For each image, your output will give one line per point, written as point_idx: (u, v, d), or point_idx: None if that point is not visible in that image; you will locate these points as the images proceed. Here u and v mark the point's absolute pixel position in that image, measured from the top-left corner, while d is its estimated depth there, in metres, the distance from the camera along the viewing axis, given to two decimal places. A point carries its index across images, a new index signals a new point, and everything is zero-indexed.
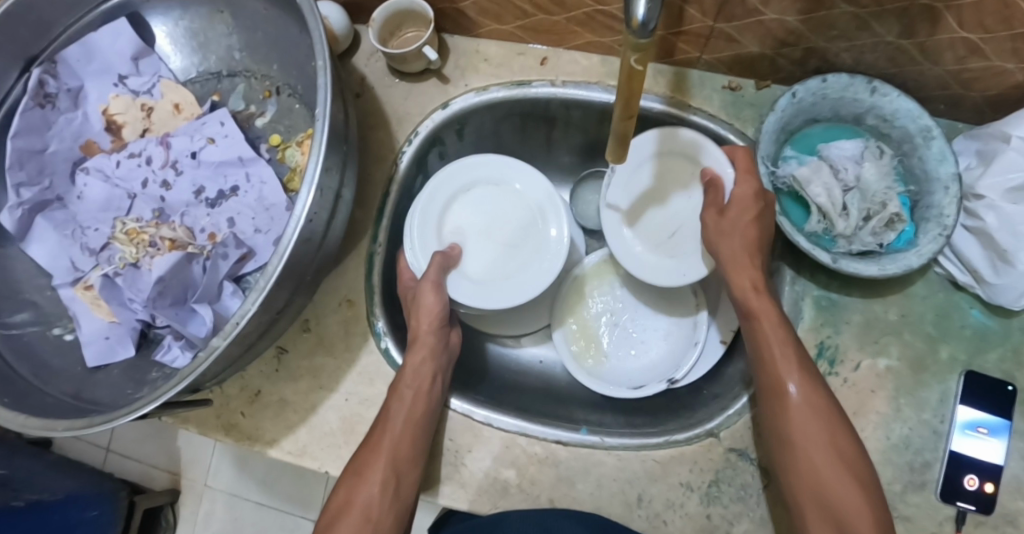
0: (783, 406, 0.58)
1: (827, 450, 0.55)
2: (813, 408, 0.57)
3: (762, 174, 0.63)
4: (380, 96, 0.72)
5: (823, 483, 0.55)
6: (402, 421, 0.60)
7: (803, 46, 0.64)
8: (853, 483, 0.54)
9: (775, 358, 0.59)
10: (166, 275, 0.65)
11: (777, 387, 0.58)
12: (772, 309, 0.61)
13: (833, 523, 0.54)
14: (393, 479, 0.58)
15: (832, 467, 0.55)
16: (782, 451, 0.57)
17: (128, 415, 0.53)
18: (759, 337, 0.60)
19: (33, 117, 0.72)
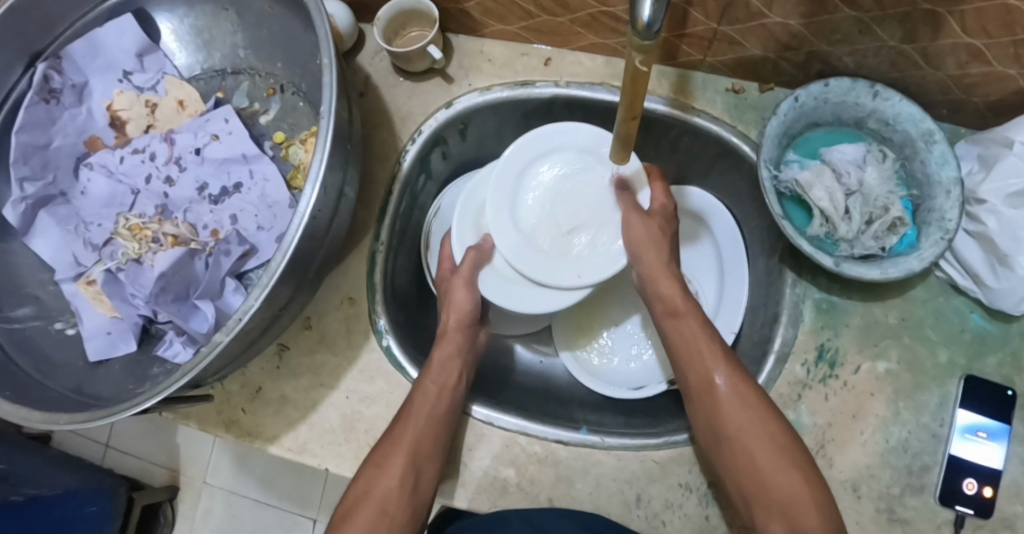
0: (712, 402, 0.59)
1: (760, 434, 0.57)
2: (742, 401, 0.58)
3: (764, 177, 0.63)
4: (384, 95, 0.73)
5: (759, 467, 0.56)
6: (427, 415, 0.61)
7: (805, 50, 0.65)
8: (790, 465, 0.56)
9: (703, 356, 0.61)
10: (168, 270, 0.65)
11: (705, 384, 0.60)
12: (687, 316, 0.63)
13: (779, 513, 0.54)
14: (412, 473, 0.59)
15: (763, 451, 0.56)
16: (720, 447, 0.59)
17: (129, 409, 0.53)
18: (679, 341, 0.63)
19: (37, 112, 0.73)
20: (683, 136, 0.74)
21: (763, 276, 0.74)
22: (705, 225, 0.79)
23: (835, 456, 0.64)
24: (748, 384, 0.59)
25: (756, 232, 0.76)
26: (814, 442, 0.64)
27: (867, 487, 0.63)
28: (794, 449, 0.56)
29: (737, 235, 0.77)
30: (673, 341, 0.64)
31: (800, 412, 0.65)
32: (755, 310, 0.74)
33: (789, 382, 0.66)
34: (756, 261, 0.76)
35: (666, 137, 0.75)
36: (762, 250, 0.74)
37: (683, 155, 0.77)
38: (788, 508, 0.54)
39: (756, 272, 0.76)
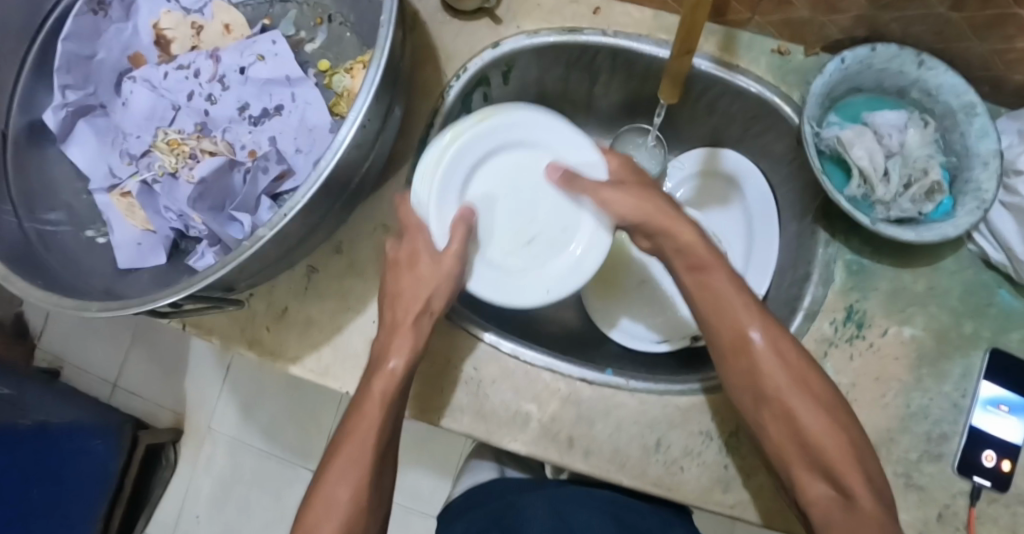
0: (752, 354, 0.58)
1: (800, 388, 0.57)
2: (779, 353, 0.57)
3: (806, 133, 0.64)
4: (431, 32, 0.73)
5: (802, 424, 0.56)
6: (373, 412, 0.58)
7: (854, 13, 0.65)
8: (830, 420, 0.56)
9: (736, 311, 0.59)
10: (208, 177, 0.65)
11: (741, 340, 0.58)
12: (711, 274, 0.60)
13: (823, 470, 0.55)
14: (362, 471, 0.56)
15: (806, 405, 0.56)
16: (763, 399, 0.57)
17: (160, 300, 0.53)
18: (710, 293, 0.60)
19: (85, 23, 0.73)
20: (724, 95, 0.74)
21: (795, 239, 0.74)
22: (735, 188, 0.81)
23: (857, 417, 0.64)
24: (783, 339, 0.58)
25: (788, 197, 0.76)
26: None
27: (886, 450, 0.63)
28: (830, 397, 0.57)
29: (767, 199, 0.78)
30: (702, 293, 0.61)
31: (824, 370, 0.65)
32: (783, 273, 0.74)
33: (815, 339, 0.66)
34: (786, 227, 0.76)
35: (706, 96, 0.76)
36: (794, 215, 0.75)
37: (721, 116, 0.78)
38: (832, 465, 0.55)
39: (787, 236, 0.76)
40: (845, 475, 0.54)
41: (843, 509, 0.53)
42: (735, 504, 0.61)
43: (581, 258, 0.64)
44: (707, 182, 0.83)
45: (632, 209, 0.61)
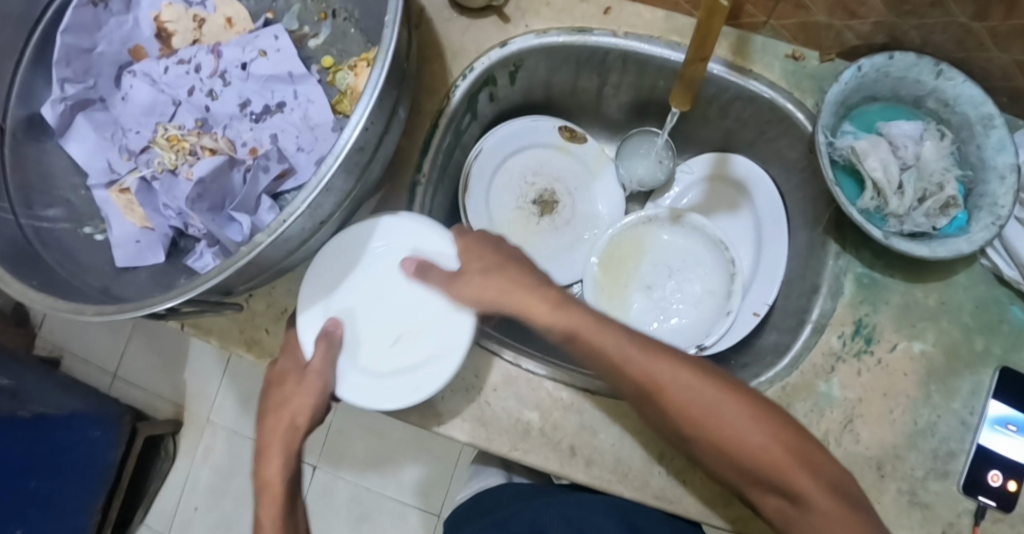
0: (662, 393, 0.55)
1: (728, 413, 0.55)
2: (687, 390, 0.55)
3: (819, 143, 0.62)
4: (438, 28, 0.71)
5: (744, 450, 0.54)
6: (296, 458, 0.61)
7: (873, 20, 0.64)
8: (772, 434, 0.54)
9: (626, 358, 0.57)
10: (207, 177, 0.64)
11: (648, 388, 0.56)
12: (587, 331, 0.58)
13: (778, 488, 0.54)
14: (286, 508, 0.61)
15: (739, 427, 0.54)
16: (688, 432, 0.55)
17: (159, 303, 0.51)
18: (597, 340, 0.58)
19: (85, 15, 0.71)
20: (737, 100, 0.73)
21: (804, 249, 0.72)
22: (745, 194, 0.80)
23: (863, 432, 0.63)
24: (684, 372, 0.56)
25: (798, 205, 0.75)
26: (843, 416, 0.63)
27: (891, 467, 0.63)
28: (755, 403, 0.55)
29: (776, 206, 0.77)
30: (592, 346, 0.58)
31: (831, 385, 0.64)
32: (790, 283, 0.73)
33: (823, 353, 0.64)
34: (795, 236, 0.75)
35: (718, 99, 0.74)
36: (804, 224, 0.73)
37: (733, 120, 0.76)
38: (787, 480, 0.53)
39: (795, 245, 0.75)
40: (802, 489, 0.52)
41: (799, 513, 0.53)
42: (738, 519, 0.61)
43: (448, 343, 0.59)
44: (716, 187, 0.82)
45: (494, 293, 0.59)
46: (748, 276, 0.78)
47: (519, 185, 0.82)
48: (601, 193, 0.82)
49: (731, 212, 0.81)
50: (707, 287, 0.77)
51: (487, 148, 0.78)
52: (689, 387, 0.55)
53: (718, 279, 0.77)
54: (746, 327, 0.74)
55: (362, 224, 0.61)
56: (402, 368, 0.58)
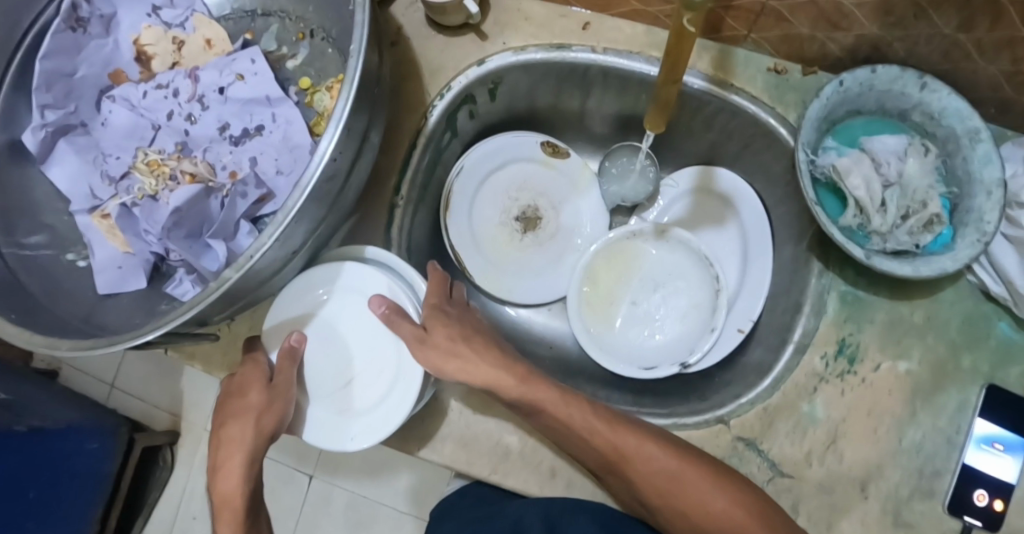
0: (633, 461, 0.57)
1: (689, 480, 0.56)
2: (650, 459, 0.57)
3: (800, 161, 0.61)
4: (415, 47, 0.71)
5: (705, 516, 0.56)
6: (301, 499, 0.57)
7: (856, 32, 0.62)
8: (730, 498, 0.55)
9: (595, 432, 0.58)
10: (183, 206, 0.64)
11: (613, 460, 0.57)
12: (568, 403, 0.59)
13: None
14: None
15: (701, 493, 0.55)
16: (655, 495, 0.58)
17: (134, 340, 0.52)
18: (569, 419, 0.58)
19: (64, 40, 0.71)
20: (720, 114, 0.72)
21: (789, 264, 0.71)
22: (730, 208, 0.78)
23: (847, 452, 0.62)
24: (652, 440, 0.58)
25: (783, 220, 0.74)
26: (826, 436, 0.62)
27: (876, 487, 0.62)
28: (720, 469, 0.56)
29: (761, 218, 0.75)
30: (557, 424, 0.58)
31: (814, 405, 0.63)
32: (775, 299, 0.72)
33: (806, 373, 0.64)
34: (781, 250, 0.74)
35: (702, 113, 0.73)
36: (789, 238, 0.72)
37: (717, 133, 0.75)
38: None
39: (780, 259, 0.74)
40: None
41: None
42: None
43: (397, 388, 0.58)
44: (702, 200, 0.81)
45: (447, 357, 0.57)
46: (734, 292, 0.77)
47: (502, 200, 0.81)
48: (585, 207, 0.81)
49: (717, 225, 0.80)
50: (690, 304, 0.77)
51: (468, 165, 0.77)
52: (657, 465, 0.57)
53: (701, 295, 0.76)
54: (730, 344, 0.73)
55: (325, 264, 0.60)
56: (353, 411, 0.58)
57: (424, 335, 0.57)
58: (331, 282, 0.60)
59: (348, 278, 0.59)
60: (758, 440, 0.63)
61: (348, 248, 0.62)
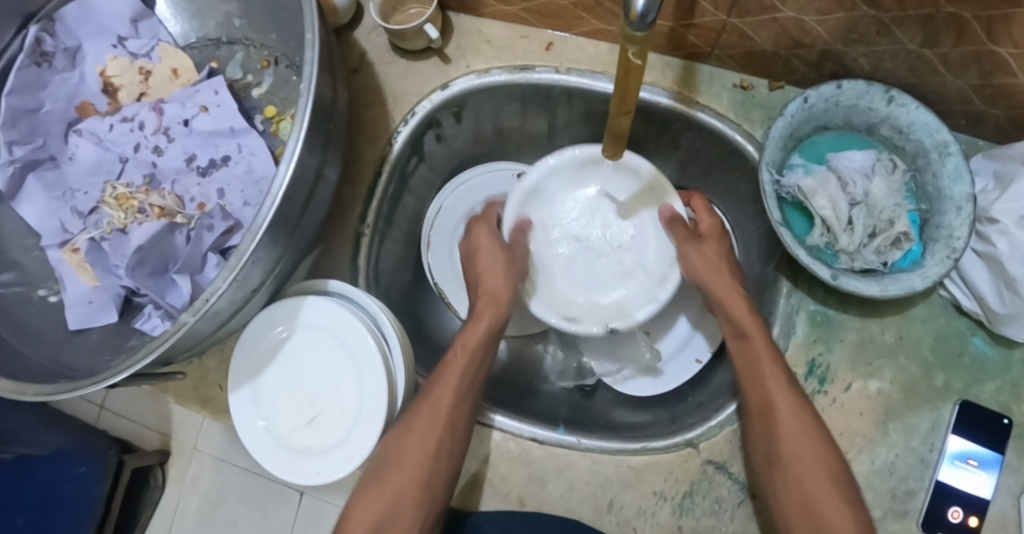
0: (765, 412, 0.58)
1: (802, 439, 0.56)
2: (787, 408, 0.57)
3: (765, 182, 0.60)
4: (378, 72, 0.71)
5: (798, 482, 0.55)
6: (394, 446, 0.58)
7: (820, 48, 0.61)
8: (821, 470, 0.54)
9: (770, 376, 0.58)
10: (145, 244, 0.65)
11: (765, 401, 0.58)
12: (779, 362, 0.58)
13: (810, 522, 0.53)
14: (412, 522, 0.56)
15: (801, 451, 0.55)
16: (770, 456, 0.57)
17: (95, 385, 0.52)
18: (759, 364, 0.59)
19: (28, 75, 0.71)
20: (686, 131, 0.71)
21: (759, 283, 0.71)
22: None
23: None
24: (789, 382, 0.58)
25: (753, 237, 0.73)
26: None
27: None
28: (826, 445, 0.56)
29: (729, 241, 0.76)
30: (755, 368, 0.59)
31: None
32: None
33: None
34: (752, 267, 0.73)
35: (669, 131, 0.73)
36: (760, 257, 0.72)
37: (686, 151, 0.74)
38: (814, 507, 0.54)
39: (752, 277, 0.73)
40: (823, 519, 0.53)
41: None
42: None
43: (357, 427, 0.58)
44: None
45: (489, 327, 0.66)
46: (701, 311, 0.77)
47: None
48: None
49: None
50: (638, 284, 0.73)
51: (447, 204, 0.81)
52: (796, 423, 0.56)
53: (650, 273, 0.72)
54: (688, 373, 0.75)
55: (287, 300, 0.60)
56: (314, 450, 0.59)
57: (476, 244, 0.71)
58: (290, 322, 0.61)
59: (308, 314, 0.60)
60: (728, 463, 0.61)
61: (311, 282, 0.63)
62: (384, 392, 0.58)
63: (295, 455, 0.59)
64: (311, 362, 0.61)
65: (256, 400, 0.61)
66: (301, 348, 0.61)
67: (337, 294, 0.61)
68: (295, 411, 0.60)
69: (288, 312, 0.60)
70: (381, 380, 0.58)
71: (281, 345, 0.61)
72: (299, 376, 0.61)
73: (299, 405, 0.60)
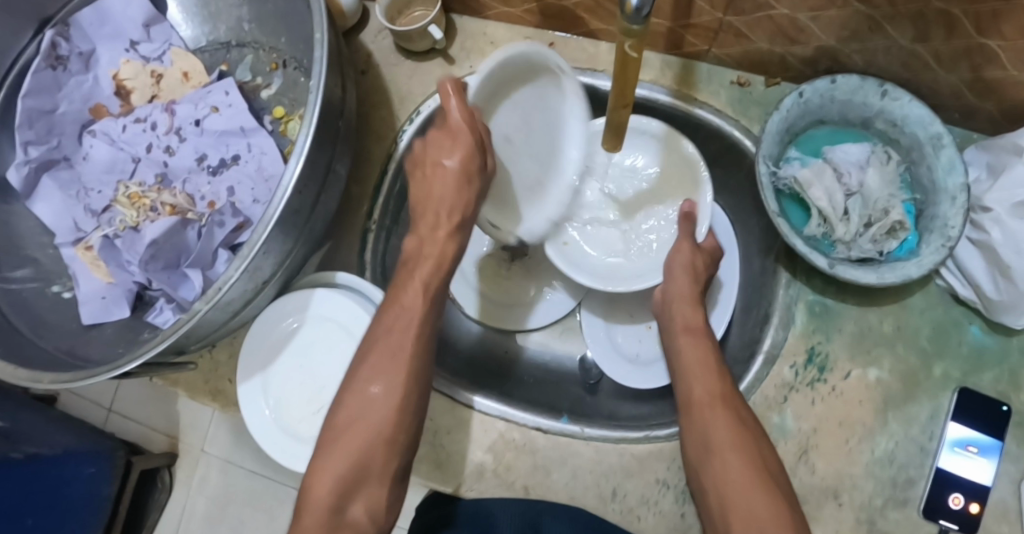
0: (701, 421, 0.57)
1: (726, 432, 0.55)
2: (710, 405, 0.57)
3: (762, 174, 0.62)
4: (384, 73, 0.73)
5: (719, 478, 0.53)
6: (359, 395, 0.53)
7: (814, 44, 0.63)
8: (742, 464, 0.53)
9: (699, 374, 0.60)
10: (160, 238, 0.66)
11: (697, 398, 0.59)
12: (715, 372, 0.60)
13: (734, 514, 0.51)
14: (386, 469, 0.52)
15: (723, 443, 0.55)
16: (710, 460, 0.55)
17: (111, 372, 0.54)
18: (689, 361, 0.62)
19: (44, 78, 0.73)
20: (684, 128, 0.73)
21: (758, 276, 0.72)
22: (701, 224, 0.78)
23: (819, 463, 0.63)
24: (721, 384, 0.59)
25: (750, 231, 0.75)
26: (797, 447, 0.63)
27: (849, 495, 0.62)
28: (750, 442, 0.55)
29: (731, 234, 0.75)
30: (685, 365, 0.62)
31: (784, 416, 0.64)
32: (746, 310, 0.73)
33: (776, 384, 0.65)
34: (751, 261, 0.75)
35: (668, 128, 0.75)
36: (759, 250, 0.73)
37: None
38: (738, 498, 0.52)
39: (749, 269, 0.74)
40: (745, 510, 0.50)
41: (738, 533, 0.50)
42: None
43: None
44: None
45: (440, 256, 0.58)
46: None
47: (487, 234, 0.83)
48: None
49: None
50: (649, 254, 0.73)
51: None
52: (719, 413, 0.57)
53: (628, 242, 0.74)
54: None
55: (298, 292, 0.62)
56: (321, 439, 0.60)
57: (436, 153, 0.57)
58: (301, 312, 0.62)
59: (318, 305, 0.62)
60: None
61: (320, 275, 0.65)
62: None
63: (300, 443, 0.59)
64: (320, 353, 0.62)
65: (263, 392, 0.61)
66: (309, 339, 0.62)
67: (344, 286, 0.63)
68: (303, 402, 0.61)
69: (298, 304, 0.62)
70: None
71: (288, 337, 0.62)
72: (306, 367, 0.62)
73: (307, 396, 0.61)
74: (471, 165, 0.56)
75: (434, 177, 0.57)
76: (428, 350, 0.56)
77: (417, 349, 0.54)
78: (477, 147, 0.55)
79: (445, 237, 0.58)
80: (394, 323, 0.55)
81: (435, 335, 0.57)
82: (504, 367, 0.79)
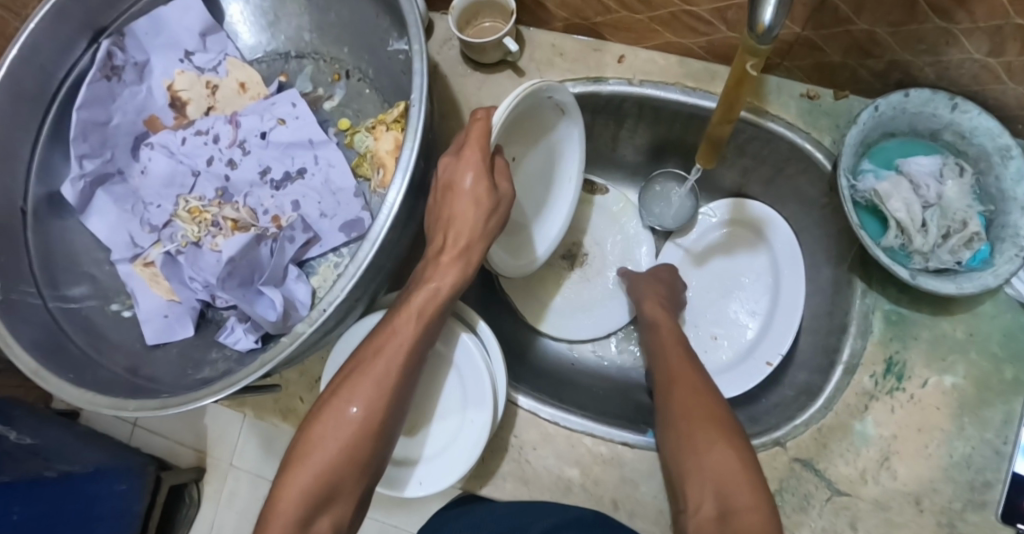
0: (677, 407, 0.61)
1: (700, 415, 0.59)
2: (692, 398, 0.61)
3: (844, 186, 0.63)
4: (451, 84, 0.72)
5: (703, 467, 0.55)
6: (337, 415, 0.52)
7: (888, 58, 0.64)
8: (728, 448, 0.56)
9: (685, 376, 0.64)
10: (236, 255, 0.65)
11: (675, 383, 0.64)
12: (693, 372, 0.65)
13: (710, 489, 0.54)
14: (354, 490, 0.52)
15: (709, 436, 0.57)
16: (678, 450, 0.58)
17: (202, 399, 0.52)
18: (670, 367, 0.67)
19: (99, 89, 0.70)
20: (754, 139, 0.74)
21: (830, 286, 0.74)
22: (762, 237, 0.83)
23: (900, 469, 0.63)
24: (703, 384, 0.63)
25: (814, 241, 0.77)
26: (879, 454, 0.64)
27: (930, 500, 0.62)
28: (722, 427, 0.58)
29: (793, 248, 0.80)
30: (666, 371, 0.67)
31: (865, 423, 0.65)
32: (819, 319, 0.75)
33: (856, 392, 0.66)
34: (819, 269, 0.77)
35: (736, 140, 0.75)
36: (827, 259, 0.75)
37: (750, 158, 0.77)
38: (719, 480, 0.54)
39: (821, 280, 0.76)
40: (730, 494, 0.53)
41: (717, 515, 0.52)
42: None
43: (466, 431, 0.60)
44: (735, 231, 0.85)
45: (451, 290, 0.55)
46: (764, 321, 0.81)
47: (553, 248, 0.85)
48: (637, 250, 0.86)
49: (750, 255, 0.84)
50: (550, 199, 0.72)
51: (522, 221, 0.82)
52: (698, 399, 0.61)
53: (541, 208, 0.72)
54: (758, 376, 0.78)
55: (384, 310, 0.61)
56: (412, 460, 0.61)
57: (468, 161, 0.54)
58: None
59: None
60: (814, 460, 0.65)
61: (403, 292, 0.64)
62: (489, 400, 0.59)
63: (396, 466, 0.61)
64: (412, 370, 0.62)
65: None
66: None
67: None
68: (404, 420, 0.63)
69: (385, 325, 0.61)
70: (486, 383, 0.60)
71: None
72: None
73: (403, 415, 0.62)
74: (484, 190, 0.54)
75: (449, 200, 0.55)
76: (414, 372, 0.55)
77: (402, 375, 0.53)
78: (487, 169, 0.54)
79: (448, 270, 0.55)
80: (389, 346, 0.54)
81: (424, 362, 0.56)
82: (573, 378, 0.81)
